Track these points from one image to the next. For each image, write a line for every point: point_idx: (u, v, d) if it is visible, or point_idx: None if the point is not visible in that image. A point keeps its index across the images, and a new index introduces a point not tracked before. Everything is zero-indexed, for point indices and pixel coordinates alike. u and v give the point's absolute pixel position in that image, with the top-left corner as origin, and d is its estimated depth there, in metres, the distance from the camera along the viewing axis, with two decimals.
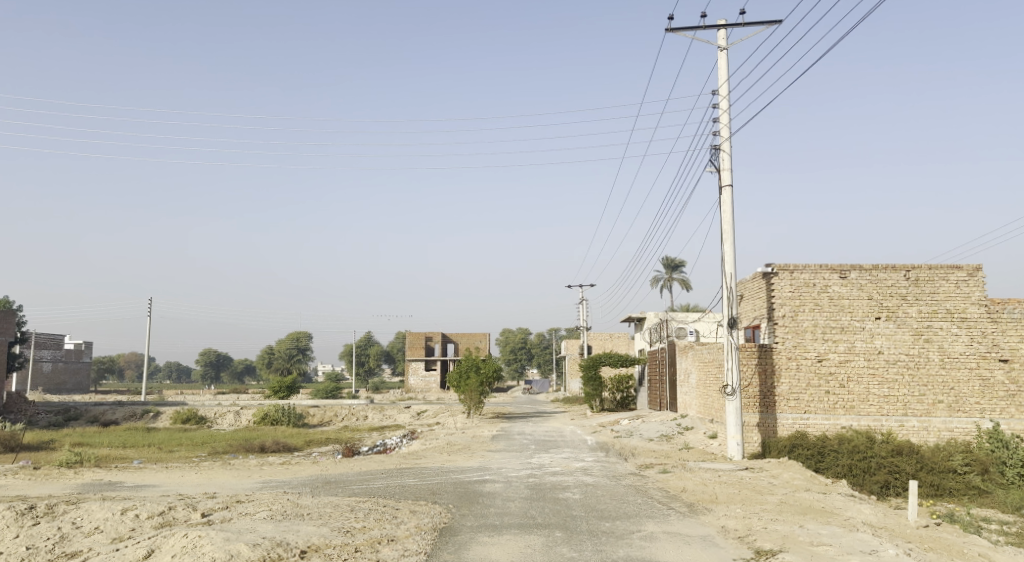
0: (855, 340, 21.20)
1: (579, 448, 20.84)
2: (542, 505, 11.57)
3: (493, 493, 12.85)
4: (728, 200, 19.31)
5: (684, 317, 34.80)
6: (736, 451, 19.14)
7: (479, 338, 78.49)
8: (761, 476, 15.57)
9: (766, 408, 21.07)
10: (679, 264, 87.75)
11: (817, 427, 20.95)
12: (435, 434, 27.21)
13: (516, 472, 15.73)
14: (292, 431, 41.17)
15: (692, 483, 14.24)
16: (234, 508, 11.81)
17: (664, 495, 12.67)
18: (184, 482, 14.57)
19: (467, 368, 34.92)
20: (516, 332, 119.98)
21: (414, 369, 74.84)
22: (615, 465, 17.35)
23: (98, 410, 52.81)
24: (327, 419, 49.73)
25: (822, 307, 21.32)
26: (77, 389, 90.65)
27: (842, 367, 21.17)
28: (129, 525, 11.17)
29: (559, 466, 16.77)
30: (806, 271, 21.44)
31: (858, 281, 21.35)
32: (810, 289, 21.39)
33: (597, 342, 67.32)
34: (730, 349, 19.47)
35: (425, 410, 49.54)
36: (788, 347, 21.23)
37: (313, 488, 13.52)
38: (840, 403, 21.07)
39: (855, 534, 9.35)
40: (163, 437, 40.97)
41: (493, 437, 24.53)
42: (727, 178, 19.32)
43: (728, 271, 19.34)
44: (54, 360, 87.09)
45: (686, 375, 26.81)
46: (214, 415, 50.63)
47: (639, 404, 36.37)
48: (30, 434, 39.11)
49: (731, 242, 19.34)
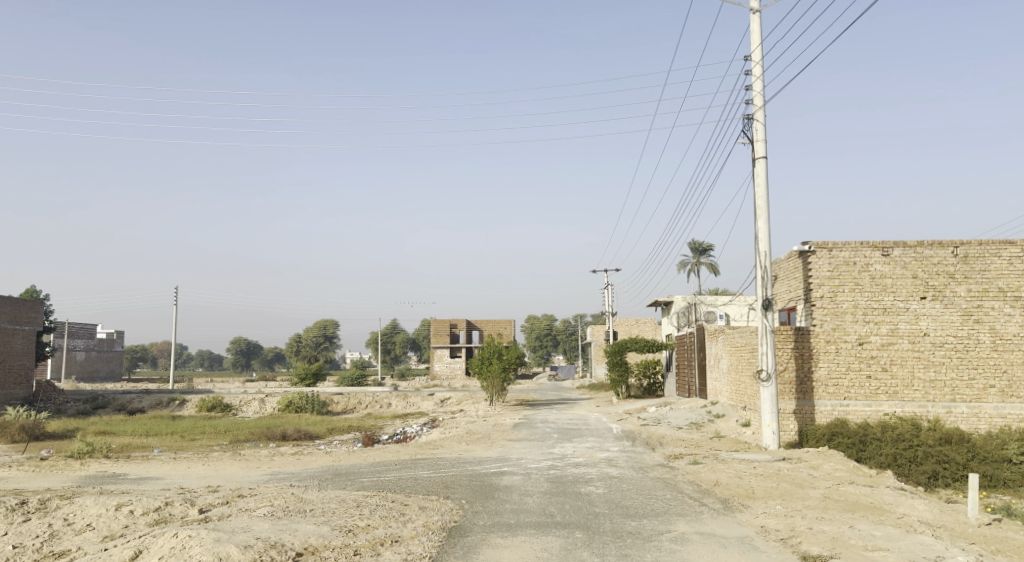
0: (898, 321, 20.00)
1: (604, 437, 19.87)
2: (563, 500, 10.67)
3: (510, 487, 11.96)
4: (761, 173, 18.19)
5: (713, 300, 33.60)
6: (771, 439, 18.04)
7: (504, 325, 77.96)
8: (799, 467, 14.55)
9: (802, 395, 19.97)
10: (707, 247, 86.13)
11: (858, 414, 19.82)
12: (456, 423, 26.41)
13: (537, 464, 14.84)
14: (315, 419, 40.71)
15: (725, 476, 13.26)
16: (234, 504, 11.07)
17: (696, 489, 11.71)
18: (189, 475, 13.88)
19: (490, 354, 34.03)
20: (542, 319, 119.09)
21: (439, 356, 74.61)
22: (642, 455, 16.37)
23: (125, 399, 52.90)
24: (352, 406, 49.36)
25: (863, 287, 20.15)
26: (109, 377, 91.64)
27: (884, 351, 19.98)
28: (122, 522, 10.44)
29: (583, 457, 15.83)
30: (846, 249, 20.26)
31: (902, 259, 20.11)
32: (850, 269, 20.22)
33: (623, 327, 66.18)
34: (765, 333, 18.37)
35: (449, 397, 49.00)
36: (826, 329, 20.10)
37: (322, 481, 12.73)
38: (882, 388, 19.88)
39: (913, 536, 8.31)
40: (187, 425, 40.74)
41: (515, 426, 23.66)
42: (761, 149, 18.21)
43: (762, 249, 18.21)
44: (87, 350, 88.14)
45: (717, 361, 25.72)
46: (239, 403, 50.46)
47: (666, 390, 35.33)
48: (56, 423, 39.09)
49: (765, 218, 18.22)
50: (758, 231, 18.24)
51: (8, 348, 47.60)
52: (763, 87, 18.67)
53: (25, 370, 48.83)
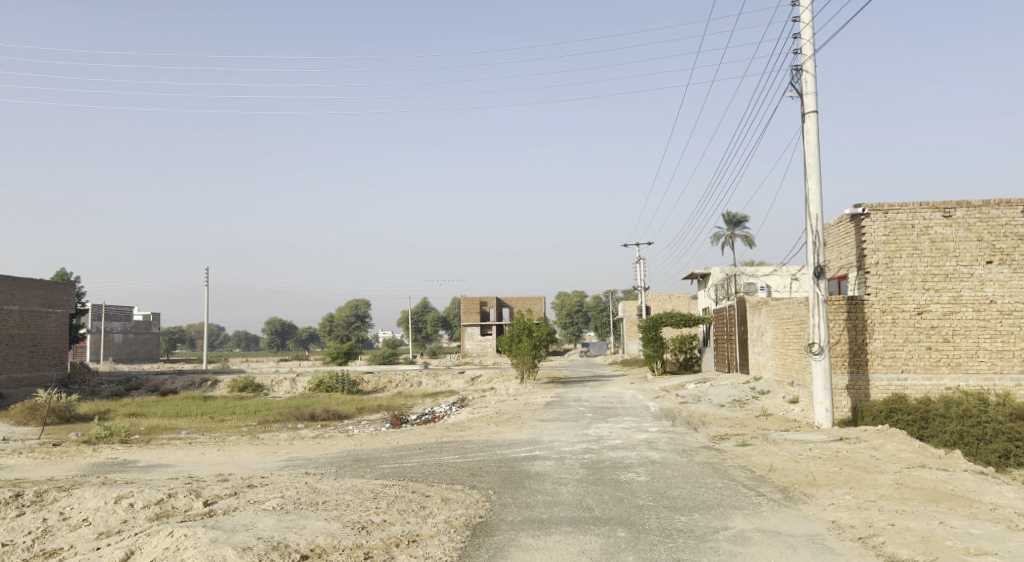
0: (962, 288, 18.54)
1: (641, 416, 18.71)
2: (601, 491, 9.55)
3: (542, 475, 10.86)
4: (812, 129, 16.82)
5: (753, 270, 32.09)
6: (824, 417, 16.72)
7: (534, 302, 76.83)
8: (859, 448, 13.30)
9: (856, 368, 18.68)
10: (741, 219, 83.94)
11: (917, 388, 18.44)
12: (486, 402, 25.42)
13: (571, 447, 13.74)
14: (344, 399, 40.12)
15: (779, 460, 12.04)
16: (243, 495, 10.12)
17: (749, 477, 10.52)
18: (200, 462, 13.00)
19: (520, 331, 32.94)
20: (573, 295, 117.75)
21: (470, 334, 73.89)
22: (685, 436, 15.18)
23: (158, 380, 52.93)
24: (382, 386, 48.70)
25: (923, 252, 18.70)
26: (146, 359, 92.50)
27: (946, 320, 18.53)
28: (120, 517, 9.54)
29: (620, 439, 14.69)
30: (904, 211, 18.77)
31: (965, 220, 18.58)
32: (908, 233, 18.75)
33: (656, 302, 64.66)
34: (815, 303, 17.03)
35: (480, 375, 48.15)
36: (882, 299, 18.74)
37: (340, 469, 11.76)
38: (944, 360, 18.45)
39: (1019, 535, 7.05)
40: (217, 406, 40.39)
41: (547, 404, 22.57)
42: (811, 103, 16.88)
43: (813, 212, 16.81)
44: (125, 331, 88.78)
45: (760, 334, 24.36)
46: (270, 382, 50.13)
47: (704, 365, 33.96)
48: (87, 405, 38.97)
49: (816, 177, 16.81)
50: (809, 193, 16.84)
51: (42, 330, 47.72)
52: (813, 35, 17.18)
53: (59, 352, 48.98)
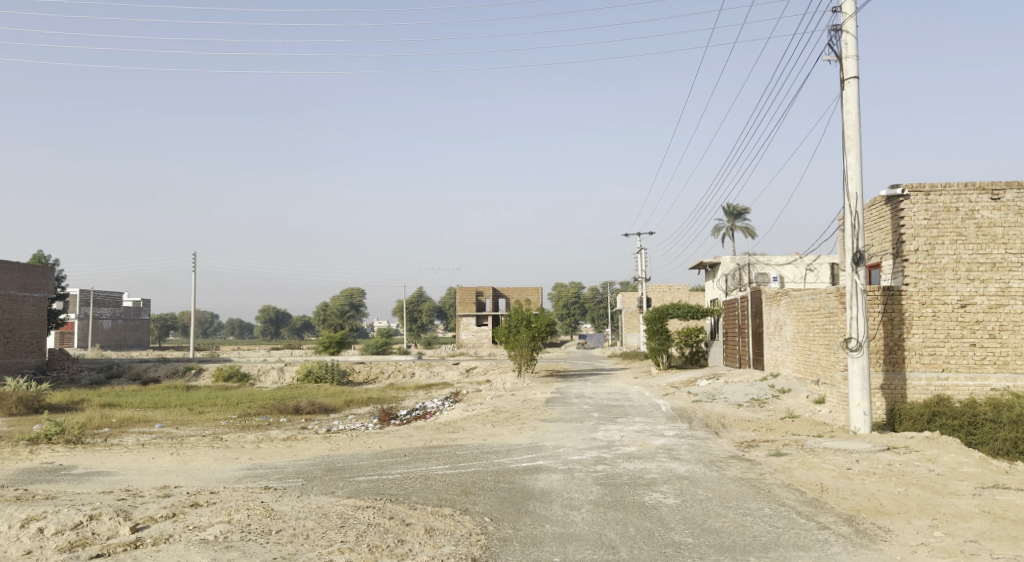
0: (1010, 279, 16.73)
1: (653, 417, 16.89)
2: (624, 520, 7.67)
3: (548, 494, 8.97)
4: (853, 97, 14.97)
5: (765, 258, 30.47)
6: (862, 422, 14.85)
7: (532, 293, 75.15)
8: (914, 462, 11.47)
9: (892, 366, 16.87)
10: (741, 211, 82.28)
11: (960, 389, 16.64)
12: (482, 397, 23.58)
13: (580, 456, 11.88)
14: (333, 391, 38.30)
15: (827, 476, 10.19)
16: (181, 518, 8.18)
17: (800, 500, 8.66)
18: (146, 470, 11.07)
19: (518, 322, 31.22)
20: (570, 287, 116.04)
21: (465, 325, 72.26)
22: (707, 443, 13.33)
23: (141, 368, 51.02)
24: (373, 376, 46.88)
25: (967, 238, 16.86)
26: (136, 346, 90.35)
27: (992, 314, 16.71)
28: (22, 546, 7.58)
29: (634, 446, 12.83)
30: (947, 193, 16.90)
31: (1016, 204, 16.76)
32: (952, 216, 16.89)
33: (656, 294, 62.94)
34: (854, 293, 15.13)
35: (475, 367, 46.42)
36: (921, 290, 16.90)
37: (307, 482, 9.85)
38: (990, 358, 16.64)
39: None
40: (199, 396, 38.48)
41: (547, 403, 20.69)
42: (851, 68, 14.99)
43: (852, 190, 14.93)
44: (114, 318, 86.72)
45: (778, 327, 22.50)
46: (257, 372, 48.25)
47: (712, 360, 32.15)
48: (61, 394, 37.03)
49: (856, 151, 14.93)
50: (847, 169, 14.97)
51: (18, 316, 45.70)
52: None
53: (36, 338, 47.10)
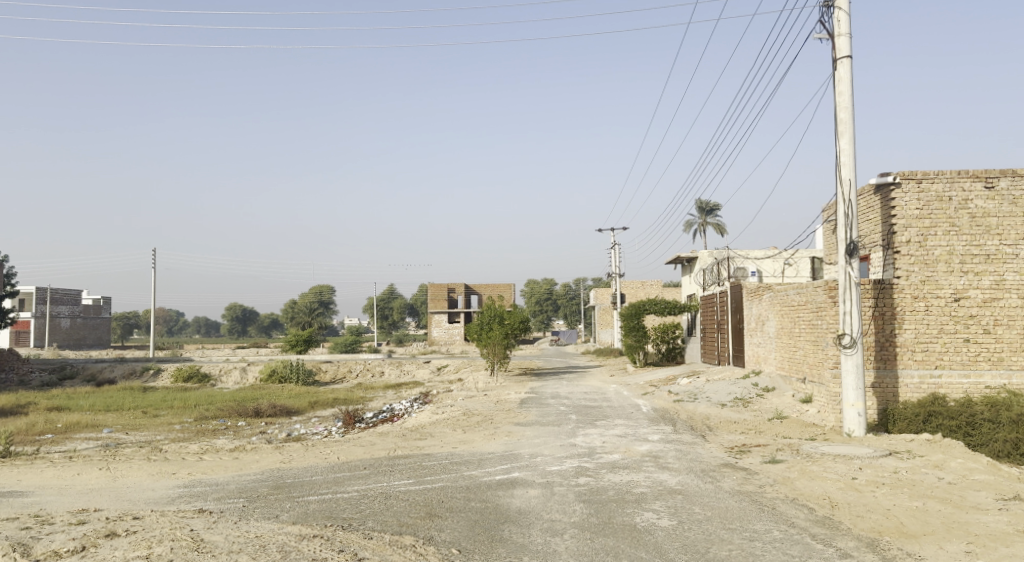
0: (1005, 272, 15.97)
1: (635, 419, 15.85)
2: (614, 550, 6.58)
3: (525, 515, 7.83)
4: (846, 78, 14.05)
5: (743, 253, 29.69)
6: (856, 423, 13.94)
7: (504, 289, 73.99)
8: (922, 469, 10.54)
9: (883, 364, 16.02)
10: (713, 206, 81.92)
11: (954, 387, 15.84)
12: (453, 399, 22.37)
13: (559, 466, 10.76)
14: (297, 392, 36.78)
15: (834, 488, 9.19)
16: (91, 554, 6.88)
17: (812, 520, 7.62)
18: (66, 489, 9.71)
19: (490, 319, 30.06)
20: (542, 283, 115.09)
21: (437, 322, 70.95)
22: (695, 449, 12.30)
23: (97, 368, 48.91)
24: (341, 375, 45.39)
25: (961, 228, 16.06)
26: (96, 345, 87.46)
27: (987, 308, 15.93)
28: None
29: (618, 453, 11.77)
30: (940, 181, 16.09)
31: (1010, 192, 15.99)
32: (945, 206, 16.08)
33: (629, 290, 62.24)
34: (848, 287, 14.19)
35: (446, 365, 45.19)
36: (913, 283, 16.07)
37: (248, 504, 8.60)
38: (985, 355, 15.86)
39: None
40: (156, 398, 36.70)
41: (522, 404, 19.56)
42: (844, 46, 14.06)
43: (845, 177, 14.02)
44: (72, 316, 83.84)
45: (760, 323, 21.64)
46: (218, 372, 46.46)
47: (689, 357, 31.27)
48: (7, 397, 35.04)
49: (849, 136, 14.02)
50: (840, 155, 14.07)
51: None
52: None
53: None
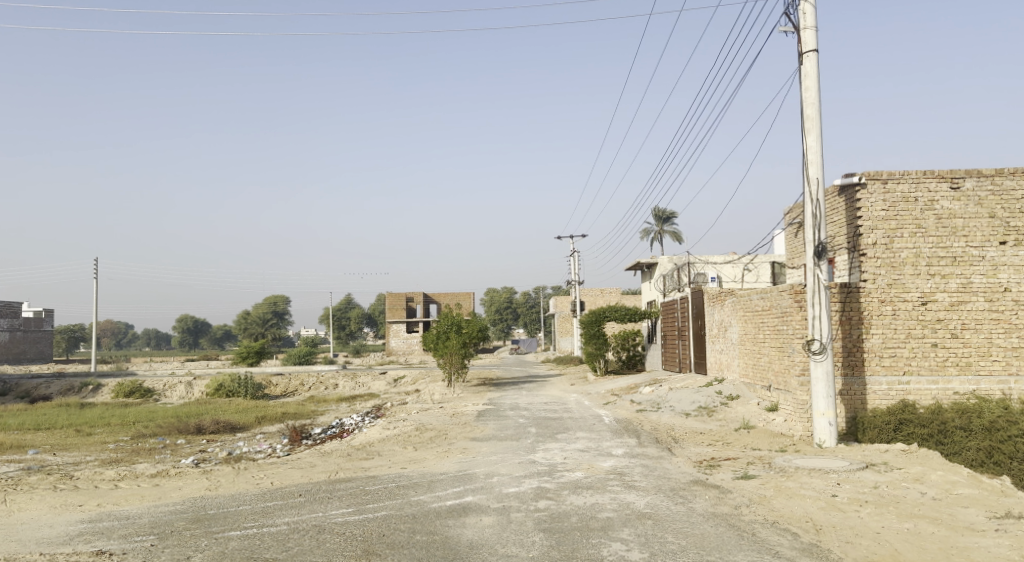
0: (972, 274, 15.55)
1: (597, 432, 15.01)
2: None
3: (476, 551, 6.88)
4: (812, 72, 13.48)
5: (703, 259, 29.21)
6: (827, 433, 13.32)
7: (463, 298, 72.94)
8: (904, 483, 9.85)
9: (850, 370, 15.49)
10: (669, 214, 82.14)
11: (921, 393, 15.36)
12: (406, 412, 21.29)
13: (516, 488, 9.84)
14: (245, 406, 35.21)
15: (815, 508, 8.42)
16: None
17: (798, 548, 6.81)
18: None
19: (447, 327, 29.03)
20: (501, 292, 114.26)
21: (394, 332, 69.56)
22: (662, 464, 11.49)
23: (32, 384, 46.47)
24: (292, 388, 43.80)
25: (928, 230, 15.62)
26: (37, 359, 83.80)
27: (954, 312, 15.50)
28: None
29: (579, 471, 10.91)
30: (906, 181, 15.64)
31: (976, 193, 15.60)
32: (911, 207, 15.63)
33: (589, 297, 61.77)
34: (816, 290, 13.58)
35: (403, 376, 43.95)
36: (880, 287, 15.58)
37: (158, 542, 7.49)
38: (953, 360, 15.41)
39: None
40: (93, 415, 34.78)
41: (478, 416, 18.56)
42: (810, 40, 13.51)
43: (813, 175, 13.42)
44: (12, 329, 80.29)
45: (723, 329, 21.04)
46: (162, 387, 44.48)
47: (650, 364, 30.67)
48: None
49: (816, 133, 13.44)
50: (807, 153, 13.48)
51: None
52: None
53: None
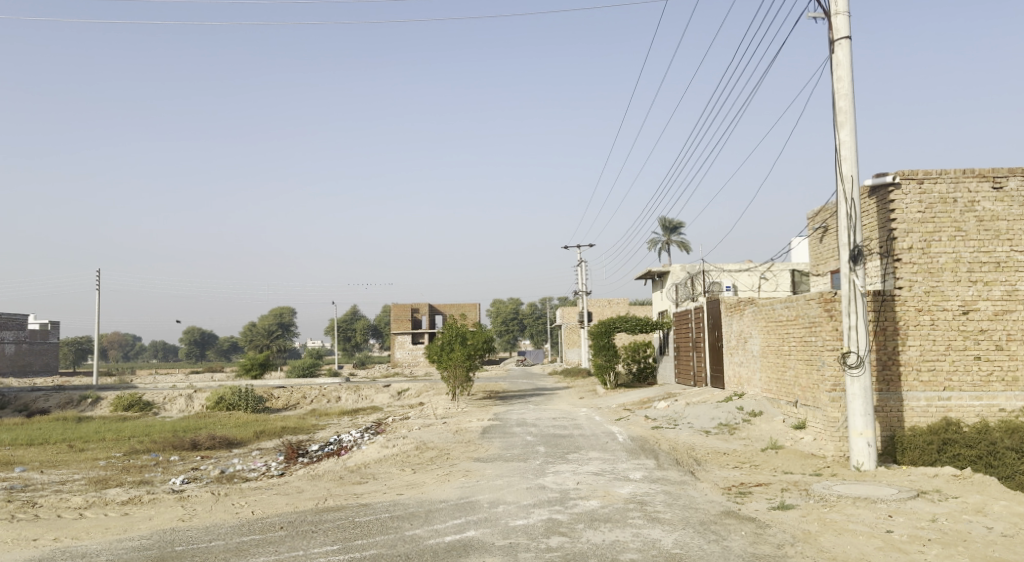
0: (1017, 281, 14.38)
1: (611, 452, 13.87)
2: None
3: None
4: (844, 61, 12.40)
5: (718, 267, 28.05)
6: (866, 455, 12.16)
7: (469, 309, 71.88)
8: (966, 515, 8.66)
9: (885, 386, 14.33)
10: (677, 224, 80.94)
11: (964, 410, 14.18)
12: (407, 428, 20.18)
13: (524, 520, 8.72)
14: (244, 420, 34.13)
15: (873, 549, 7.27)
16: None
17: None
18: None
19: (451, 339, 27.92)
20: (508, 303, 113.14)
21: (400, 343, 68.52)
22: (687, 491, 10.32)
23: (30, 396, 45.49)
24: (294, 401, 42.71)
25: (968, 234, 14.48)
26: (43, 371, 83.00)
27: (998, 322, 14.33)
28: None
29: (595, 499, 9.78)
30: (943, 180, 14.51)
31: (1020, 194, 14.45)
32: (949, 209, 14.49)
33: (597, 308, 60.62)
34: (852, 298, 12.46)
35: (407, 388, 42.83)
36: (917, 295, 14.43)
37: None
38: (997, 374, 14.23)
39: None
40: (89, 430, 33.78)
41: (484, 434, 17.44)
42: (842, 26, 12.44)
43: (847, 173, 12.33)
44: (18, 341, 79.42)
45: (743, 340, 19.86)
46: (162, 400, 43.47)
47: (662, 377, 29.52)
48: None
49: (850, 126, 12.35)
50: (841, 149, 12.38)
51: None
52: None
53: None
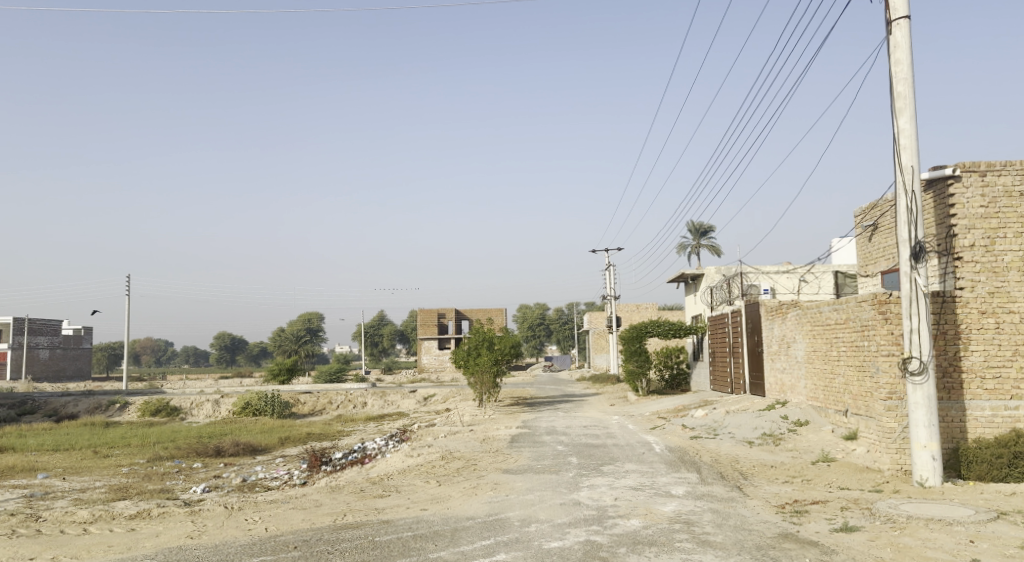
0: None
1: (649, 464, 13.00)
2: None
3: None
4: (903, 43, 11.47)
5: (755, 269, 27.01)
6: (930, 469, 11.18)
7: (496, 314, 71.16)
8: None
9: (946, 394, 13.30)
10: (707, 227, 79.45)
11: None
12: (433, 436, 19.45)
13: (560, 541, 7.91)
14: (270, 426, 33.69)
15: None
16: None
17: None
18: None
19: (478, 343, 27.18)
20: (535, 308, 112.16)
21: (427, 349, 67.93)
22: (736, 509, 9.44)
23: (60, 401, 45.59)
24: (321, 407, 42.27)
25: None
26: (76, 377, 83.75)
27: None
28: None
29: (636, 517, 8.94)
30: (1008, 173, 13.48)
31: None
32: (1015, 203, 13.44)
33: (625, 313, 59.52)
34: (913, 299, 11.52)
35: (434, 394, 42.20)
36: (980, 296, 13.38)
37: None
38: None
39: None
40: (116, 435, 33.55)
41: (513, 442, 16.66)
42: (900, 4, 11.50)
43: (907, 162, 11.39)
44: (52, 347, 80.08)
45: (785, 345, 18.86)
46: (189, 406, 43.30)
47: (696, 384, 28.53)
48: None
49: (910, 112, 11.42)
50: (900, 137, 11.45)
51: None
52: None
53: None
